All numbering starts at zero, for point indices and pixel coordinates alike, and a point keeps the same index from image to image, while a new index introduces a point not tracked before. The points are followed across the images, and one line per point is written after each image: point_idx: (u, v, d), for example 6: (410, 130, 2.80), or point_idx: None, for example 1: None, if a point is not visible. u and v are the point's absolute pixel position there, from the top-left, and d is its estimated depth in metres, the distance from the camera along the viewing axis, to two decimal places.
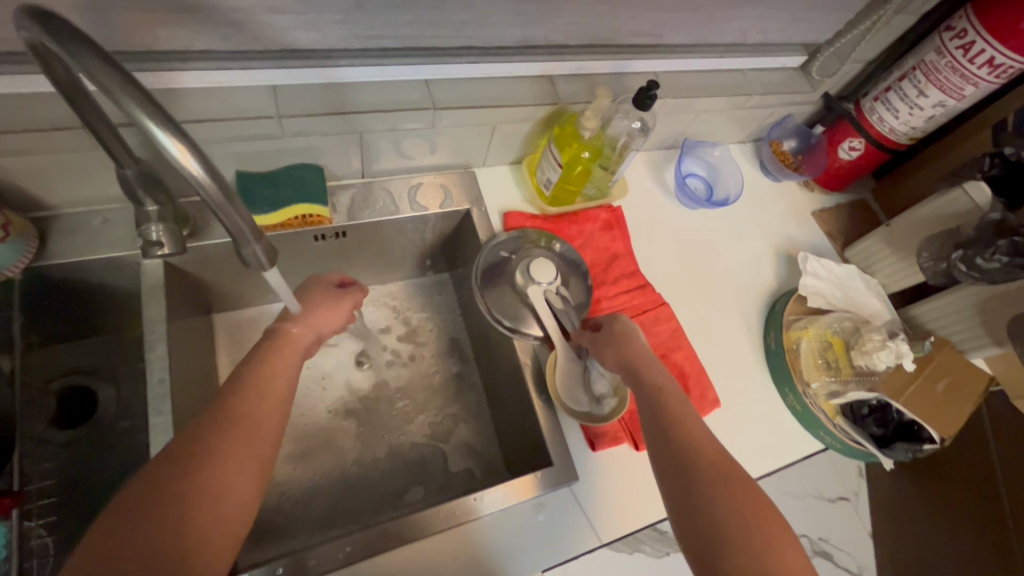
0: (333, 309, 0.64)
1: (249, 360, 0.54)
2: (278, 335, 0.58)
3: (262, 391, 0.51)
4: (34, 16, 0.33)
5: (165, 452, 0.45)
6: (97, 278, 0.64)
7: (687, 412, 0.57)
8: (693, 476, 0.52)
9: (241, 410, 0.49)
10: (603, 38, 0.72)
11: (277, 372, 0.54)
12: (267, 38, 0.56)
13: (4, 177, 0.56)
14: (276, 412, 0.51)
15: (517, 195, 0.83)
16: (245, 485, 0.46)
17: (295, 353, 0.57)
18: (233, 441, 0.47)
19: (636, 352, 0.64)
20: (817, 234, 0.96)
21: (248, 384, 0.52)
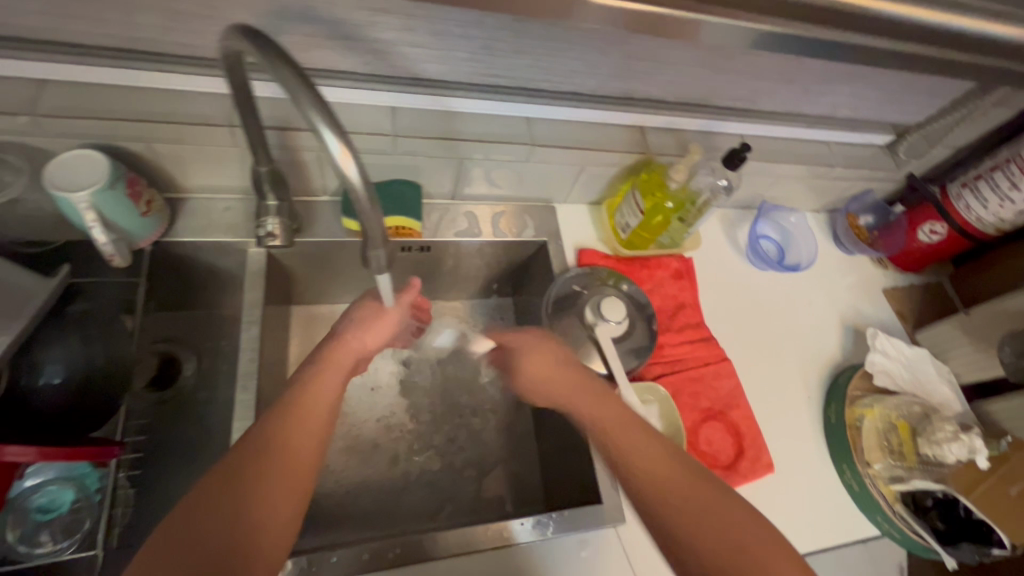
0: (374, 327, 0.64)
1: (297, 382, 0.57)
2: (326, 350, 0.61)
3: (308, 412, 0.55)
4: (242, 32, 0.39)
5: (211, 477, 0.49)
6: (208, 258, 0.71)
7: (634, 446, 0.58)
8: (677, 523, 0.52)
9: (286, 433, 0.53)
10: (698, 98, 0.75)
11: (320, 395, 0.57)
12: (399, 66, 0.62)
13: (155, 161, 0.64)
14: (316, 436, 0.54)
15: (592, 234, 0.86)
16: (284, 508, 0.50)
17: (339, 372, 0.60)
18: (274, 462, 0.51)
19: (558, 378, 0.65)
20: (886, 312, 0.94)
21: (293, 407, 0.55)
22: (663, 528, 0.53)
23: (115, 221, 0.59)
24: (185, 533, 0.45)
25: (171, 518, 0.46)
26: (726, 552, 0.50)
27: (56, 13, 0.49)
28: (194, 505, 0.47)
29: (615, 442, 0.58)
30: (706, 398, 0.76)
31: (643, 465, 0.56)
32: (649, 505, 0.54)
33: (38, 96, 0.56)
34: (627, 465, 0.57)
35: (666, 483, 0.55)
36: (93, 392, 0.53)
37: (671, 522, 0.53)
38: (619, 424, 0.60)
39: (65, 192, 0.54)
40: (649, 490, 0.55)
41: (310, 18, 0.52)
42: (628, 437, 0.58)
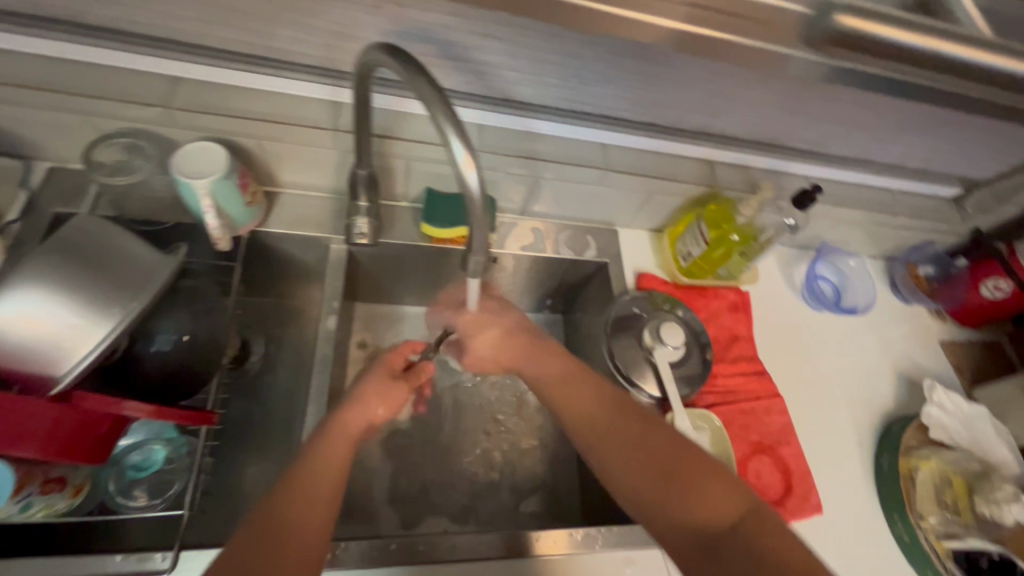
0: (382, 398, 0.62)
1: (303, 451, 0.54)
2: (331, 421, 0.58)
3: (314, 479, 0.51)
4: (388, 50, 0.44)
5: (218, 564, 0.45)
6: (292, 250, 0.76)
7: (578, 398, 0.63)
8: (617, 464, 0.58)
9: (291, 506, 0.49)
10: (771, 138, 0.78)
11: (328, 461, 0.53)
12: (494, 87, 0.66)
13: (261, 157, 0.70)
14: (324, 504, 0.51)
15: (652, 260, 0.88)
16: None
17: (345, 441, 0.56)
18: (273, 543, 0.47)
19: (491, 348, 0.71)
20: (943, 365, 0.93)
21: (298, 478, 0.51)
22: (607, 470, 0.59)
23: (224, 208, 0.64)
24: None
25: None
26: (662, 483, 0.56)
27: (208, 21, 0.55)
28: None
29: (557, 398, 0.64)
30: (757, 432, 0.76)
31: (584, 416, 0.62)
32: (594, 452, 0.60)
33: (173, 91, 0.62)
34: (569, 417, 0.63)
35: (606, 428, 0.60)
36: (192, 364, 0.57)
37: (612, 463, 0.59)
38: (562, 382, 0.65)
39: (189, 178, 0.59)
40: (593, 438, 0.61)
41: (425, 38, 0.57)
42: (570, 392, 0.64)
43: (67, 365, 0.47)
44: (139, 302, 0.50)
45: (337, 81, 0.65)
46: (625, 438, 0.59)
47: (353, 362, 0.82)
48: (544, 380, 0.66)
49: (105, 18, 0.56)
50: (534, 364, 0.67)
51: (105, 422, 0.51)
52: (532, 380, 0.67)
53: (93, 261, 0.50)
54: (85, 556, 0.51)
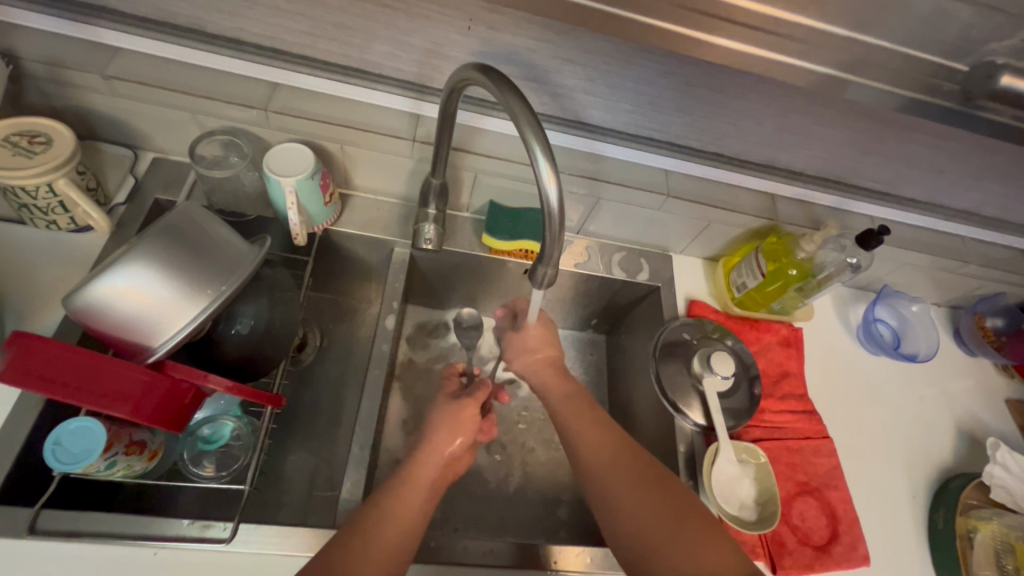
0: (454, 429, 0.64)
1: (374, 499, 0.56)
2: (408, 469, 0.59)
3: (378, 534, 0.52)
4: (480, 67, 0.47)
5: None
6: (358, 250, 0.80)
7: (582, 427, 0.64)
8: (618, 501, 0.58)
9: (351, 555, 0.50)
10: (838, 175, 0.77)
11: (397, 515, 0.54)
12: (569, 110, 0.69)
13: (342, 160, 0.74)
14: (386, 557, 0.52)
15: (703, 288, 0.88)
16: None
17: (417, 496, 0.57)
18: None
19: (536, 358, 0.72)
20: (1008, 424, 0.87)
21: (361, 530, 0.52)
22: (606, 506, 0.59)
23: (305, 206, 0.69)
24: None
25: None
26: (659, 528, 0.55)
27: (315, 34, 0.60)
28: None
29: (572, 428, 0.65)
30: (804, 472, 0.74)
31: (589, 447, 0.62)
32: (595, 486, 0.61)
33: (272, 96, 0.66)
34: (577, 448, 0.63)
35: (613, 464, 0.60)
36: (265, 349, 0.61)
37: (610, 499, 0.59)
38: (578, 416, 0.65)
39: (279, 176, 0.64)
40: (596, 473, 0.61)
41: (511, 60, 0.61)
42: (587, 425, 0.64)
43: (164, 336, 0.52)
44: (229, 287, 0.55)
45: (420, 96, 0.68)
46: (625, 479, 0.59)
47: (404, 363, 0.85)
48: (565, 410, 0.67)
49: (223, 27, 0.62)
50: (560, 395, 0.68)
51: (189, 392, 0.55)
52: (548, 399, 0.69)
53: (192, 243, 0.54)
54: (155, 518, 0.55)
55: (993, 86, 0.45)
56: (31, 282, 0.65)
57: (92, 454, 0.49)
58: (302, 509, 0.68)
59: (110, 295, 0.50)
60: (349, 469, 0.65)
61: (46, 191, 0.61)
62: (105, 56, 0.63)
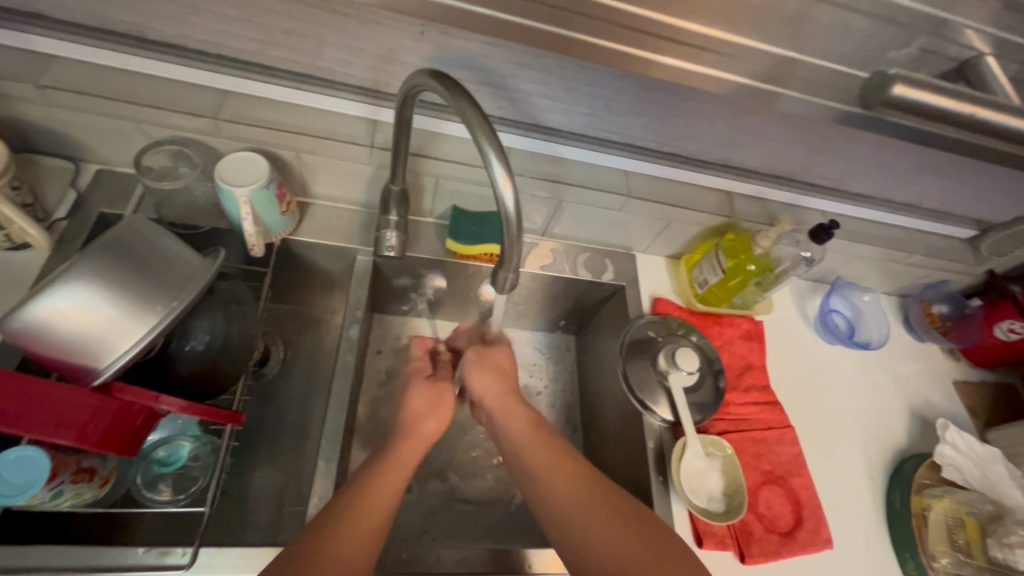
0: (430, 409, 0.68)
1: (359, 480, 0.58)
2: (392, 452, 0.62)
3: (367, 508, 0.55)
4: (432, 73, 0.46)
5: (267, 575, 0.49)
6: (320, 259, 0.79)
7: (538, 456, 0.64)
8: (586, 530, 0.58)
9: (338, 528, 0.53)
10: (790, 172, 0.80)
11: (382, 489, 0.57)
12: (527, 113, 0.69)
13: (299, 168, 0.73)
14: (371, 534, 0.54)
15: (667, 286, 0.90)
16: None
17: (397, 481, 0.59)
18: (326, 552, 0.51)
19: (494, 378, 0.71)
20: (955, 405, 0.92)
21: (350, 504, 0.55)
22: (571, 538, 0.59)
23: (260, 216, 0.67)
24: None
25: None
26: (634, 560, 0.56)
27: (264, 40, 0.59)
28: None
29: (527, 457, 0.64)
30: (768, 461, 0.76)
31: (546, 476, 0.62)
32: (554, 516, 0.60)
33: (222, 104, 0.64)
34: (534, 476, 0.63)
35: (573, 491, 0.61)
36: (222, 365, 0.59)
37: (570, 530, 0.59)
38: (533, 442, 0.65)
39: (232, 186, 0.62)
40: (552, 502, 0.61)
41: (465, 65, 0.61)
42: (544, 461, 0.63)
43: (111, 356, 0.49)
44: (180, 302, 0.53)
45: (377, 102, 0.67)
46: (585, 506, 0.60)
47: (370, 373, 0.84)
48: (515, 435, 0.66)
49: (165, 34, 0.60)
50: (511, 420, 0.68)
51: (140, 414, 0.53)
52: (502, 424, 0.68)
53: (140, 262, 0.52)
54: (110, 547, 0.53)
55: (886, 94, 0.41)
56: None
57: (34, 486, 0.46)
58: (270, 528, 0.66)
59: (53, 317, 0.48)
60: (316, 485, 0.63)
61: None
62: (37, 66, 0.60)
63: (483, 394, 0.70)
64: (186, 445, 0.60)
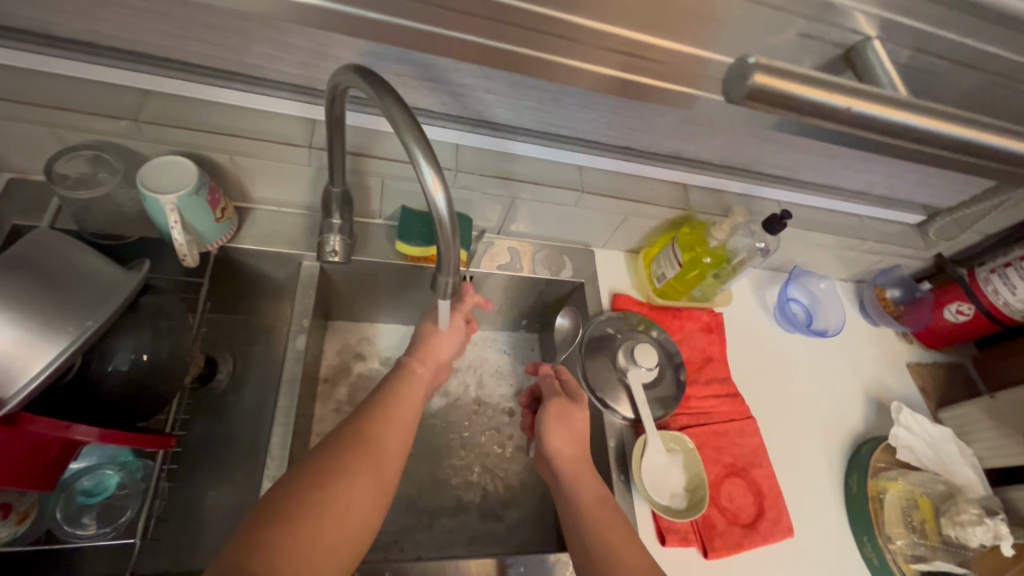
0: (445, 340, 0.69)
1: (381, 389, 0.62)
2: (408, 368, 0.65)
3: (400, 416, 0.59)
4: (357, 69, 0.44)
5: (308, 460, 0.52)
6: (264, 266, 0.75)
7: (610, 531, 0.59)
8: None
9: (378, 427, 0.56)
10: (742, 163, 0.80)
11: (404, 404, 0.60)
12: (472, 109, 0.67)
13: (234, 172, 0.69)
14: (400, 438, 0.57)
15: (627, 280, 0.89)
16: (369, 496, 0.51)
17: (414, 404, 0.62)
18: (360, 439, 0.54)
19: (576, 434, 0.68)
20: (909, 387, 0.94)
21: (379, 407, 0.59)
22: None
23: (192, 224, 0.63)
24: (295, 499, 0.48)
25: (270, 494, 0.49)
26: None
27: (181, 34, 0.54)
28: (299, 476, 0.50)
29: (592, 531, 0.59)
30: (730, 454, 0.76)
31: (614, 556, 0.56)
32: None
33: (142, 106, 0.60)
34: (598, 553, 0.57)
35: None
36: (151, 383, 0.56)
37: None
38: (603, 517, 0.60)
39: (157, 194, 0.58)
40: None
41: (400, 60, 0.58)
42: (616, 537, 0.58)
43: (18, 382, 0.44)
44: (96, 321, 0.49)
45: (314, 100, 0.64)
46: None
47: (323, 383, 0.80)
48: (587, 508, 0.61)
49: (71, 29, 0.55)
50: (582, 487, 0.63)
51: (54, 444, 0.49)
52: (569, 488, 0.63)
53: (54, 285, 0.48)
54: None
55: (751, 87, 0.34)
56: None
57: None
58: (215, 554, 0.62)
59: None
60: None
61: None
62: None
63: (560, 455, 0.66)
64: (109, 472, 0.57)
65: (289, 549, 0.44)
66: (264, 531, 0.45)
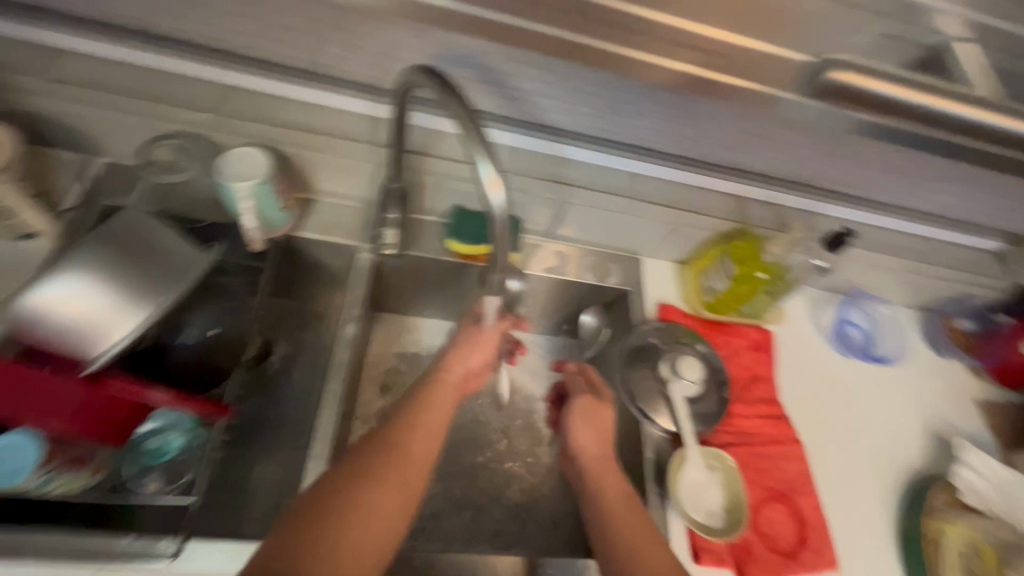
0: (476, 347, 0.69)
1: (412, 398, 0.62)
2: (438, 375, 0.65)
3: (430, 418, 0.60)
4: (423, 70, 0.46)
5: (338, 470, 0.53)
6: (321, 256, 0.79)
7: (633, 529, 0.57)
8: None
9: (407, 436, 0.57)
10: (803, 178, 0.77)
11: (435, 405, 0.62)
12: (530, 113, 0.68)
13: (301, 165, 0.73)
14: (430, 438, 0.59)
15: (675, 292, 0.88)
16: (394, 506, 0.52)
17: (448, 400, 0.64)
18: (390, 450, 0.55)
19: (599, 431, 0.68)
20: (978, 426, 0.87)
21: (410, 416, 0.59)
22: None
23: (263, 212, 0.67)
24: (325, 509, 0.49)
25: (300, 503, 0.50)
26: None
27: (262, 34, 0.58)
28: (327, 488, 0.51)
29: (614, 528, 0.58)
30: (774, 479, 0.73)
31: (635, 555, 0.55)
32: None
33: (225, 99, 0.65)
34: (620, 550, 0.56)
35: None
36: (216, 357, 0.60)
37: None
38: (625, 515, 0.59)
39: (234, 181, 0.63)
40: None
41: (463, 63, 0.59)
42: (639, 536, 0.57)
43: (98, 344, 0.50)
44: (167, 296, 0.53)
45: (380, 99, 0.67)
46: None
47: (368, 372, 0.83)
48: (609, 506, 0.60)
49: (168, 28, 0.60)
50: (605, 485, 0.62)
51: (126, 407, 0.54)
52: (591, 487, 0.63)
53: (133, 256, 0.53)
54: (98, 534, 0.54)
55: None
56: None
57: (19, 474, 0.49)
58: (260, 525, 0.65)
59: (43, 304, 0.49)
60: None
61: None
62: (42, 60, 0.60)
63: (583, 449, 0.66)
64: (170, 433, 0.59)
65: (316, 559, 0.45)
66: (292, 541, 0.46)
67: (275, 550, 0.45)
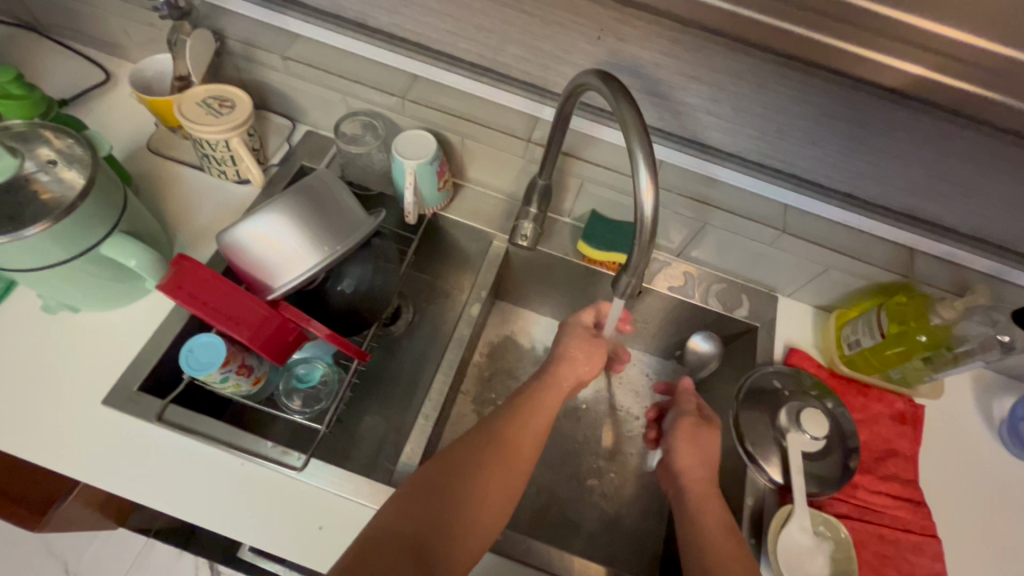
0: (585, 359, 0.68)
1: (528, 392, 0.64)
2: (555, 370, 0.67)
3: (541, 408, 0.62)
4: (601, 74, 0.48)
5: (459, 443, 0.58)
6: (460, 239, 0.85)
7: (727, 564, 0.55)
8: None
9: (518, 431, 0.60)
10: (996, 236, 0.67)
11: (547, 404, 0.63)
12: (687, 128, 0.68)
13: (460, 153, 0.80)
14: (536, 439, 0.60)
15: (809, 339, 0.80)
16: (499, 499, 0.55)
17: (558, 396, 0.65)
18: (506, 440, 0.58)
19: (706, 457, 0.65)
20: None
21: (526, 412, 0.62)
22: None
23: (421, 189, 0.75)
24: (445, 481, 0.54)
25: (426, 469, 0.56)
26: None
27: (457, 33, 0.67)
28: (448, 459, 0.56)
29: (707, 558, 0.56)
30: (896, 568, 0.64)
31: None
32: None
33: (411, 86, 0.74)
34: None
35: None
36: (361, 309, 0.68)
37: None
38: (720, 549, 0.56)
39: (404, 159, 0.71)
40: None
41: (635, 73, 0.64)
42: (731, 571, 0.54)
43: (286, 277, 0.60)
44: (343, 247, 0.62)
45: (541, 99, 0.71)
46: None
47: (480, 354, 0.88)
48: (706, 533, 0.58)
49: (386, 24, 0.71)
50: (704, 513, 0.60)
51: (293, 331, 0.63)
52: (688, 513, 0.61)
53: (320, 204, 0.61)
54: (249, 434, 0.63)
55: None
56: (195, 220, 0.76)
57: (212, 366, 0.59)
58: (367, 464, 0.72)
59: (246, 237, 0.59)
60: (412, 437, 0.68)
61: (223, 146, 0.72)
62: (285, 39, 0.74)
63: (686, 472, 0.64)
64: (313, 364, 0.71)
65: (437, 524, 0.51)
66: (416, 504, 0.52)
67: (402, 509, 0.52)
